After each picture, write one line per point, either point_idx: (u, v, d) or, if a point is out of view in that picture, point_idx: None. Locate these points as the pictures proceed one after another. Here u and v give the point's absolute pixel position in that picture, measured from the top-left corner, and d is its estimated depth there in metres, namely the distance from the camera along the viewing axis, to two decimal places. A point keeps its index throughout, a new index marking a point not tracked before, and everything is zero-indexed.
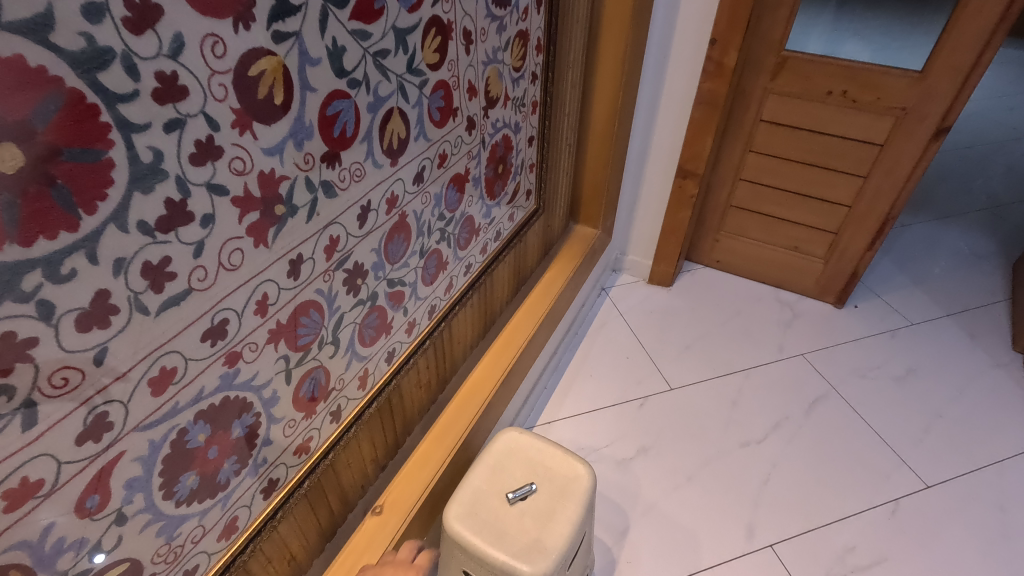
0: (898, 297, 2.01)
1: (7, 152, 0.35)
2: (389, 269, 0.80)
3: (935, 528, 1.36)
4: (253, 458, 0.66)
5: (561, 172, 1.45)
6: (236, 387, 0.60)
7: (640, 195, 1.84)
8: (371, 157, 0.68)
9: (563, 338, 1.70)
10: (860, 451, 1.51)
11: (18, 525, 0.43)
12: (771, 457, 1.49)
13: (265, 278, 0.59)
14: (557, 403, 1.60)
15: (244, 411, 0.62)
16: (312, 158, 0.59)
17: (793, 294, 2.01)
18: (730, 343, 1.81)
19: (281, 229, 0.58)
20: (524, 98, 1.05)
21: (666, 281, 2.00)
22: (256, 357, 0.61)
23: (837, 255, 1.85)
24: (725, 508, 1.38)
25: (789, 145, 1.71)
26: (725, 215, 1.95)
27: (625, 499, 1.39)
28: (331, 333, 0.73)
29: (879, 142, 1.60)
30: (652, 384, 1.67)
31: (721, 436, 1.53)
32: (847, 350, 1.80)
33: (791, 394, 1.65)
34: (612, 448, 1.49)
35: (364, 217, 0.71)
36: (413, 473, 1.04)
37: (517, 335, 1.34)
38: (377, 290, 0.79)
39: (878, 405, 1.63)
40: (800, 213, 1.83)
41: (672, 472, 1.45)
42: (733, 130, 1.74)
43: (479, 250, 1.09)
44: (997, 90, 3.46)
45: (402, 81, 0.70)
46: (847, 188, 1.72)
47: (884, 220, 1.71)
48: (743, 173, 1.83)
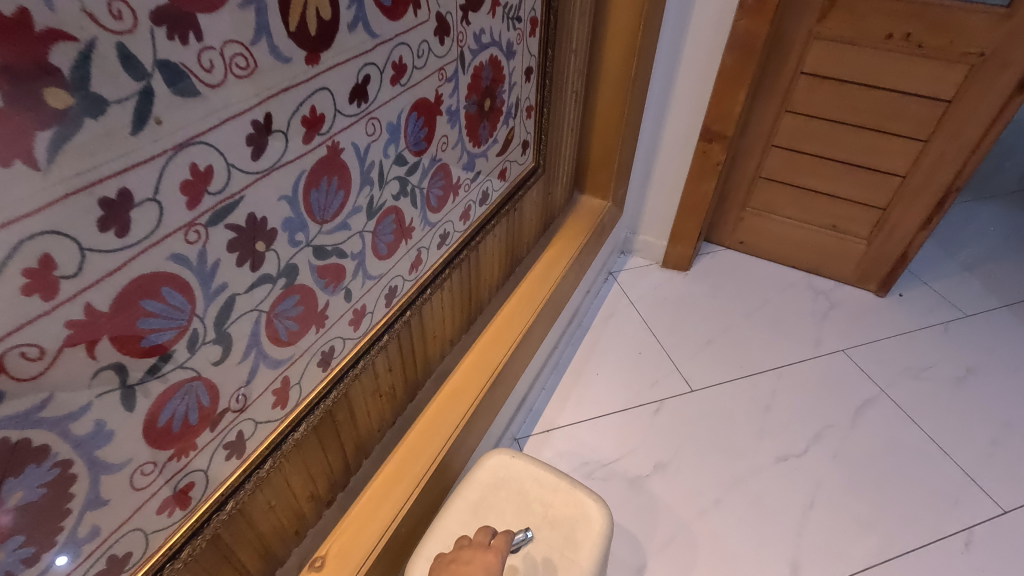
0: (947, 284, 1.76)
1: None
2: (314, 231, 0.54)
3: (1018, 565, 1.12)
4: (65, 531, 0.41)
5: (566, 126, 1.18)
6: (3, 423, 0.34)
7: (655, 163, 1.57)
8: (266, 39, 0.42)
9: (566, 331, 1.44)
10: (920, 468, 1.27)
11: None
12: (815, 475, 1.24)
13: (45, 230, 0.33)
14: (557, 408, 1.34)
15: (32, 465, 0.36)
16: (130, 13, 0.33)
17: (828, 280, 1.75)
18: (759, 337, 1.56)
19: (69, 140, 0.32)
20: (518, 10, 0.78)
21: (682, 265, 1.74)
22: (40, 369, 0.35)
23: (883, 235, 1.59)
24: (763, 539, 1.14)
25: (834, 103, 1.44)
26: (752, 188, 1.68)
27: (640, 527, 1.14)
28: (214, 327, 0.46)
29: (946, 98, 1.33)
30: (670, 385, 1.41)
31: (754, 449, 1.28)
32: (895, 345, 1.55)
33: (832, 397, 1.40)
34: (624, 464, 1.24)
35: (258, 142, 0.44)
36: (368, 512, 0.79)
37: (511, 326, 1.08)
38: (296, 262, 0.53)
39: (936, 412, 1.38)
40: (843, 185, 1.57)
41: (696, 493, 1.20)
42: (769, 85, 1.47)
43: (459, 216, 0.82)
44: None
45: None
46: (902, 155, 1.45)
47: (944, 194, 1.45)
48: (777, 138, 1.56)
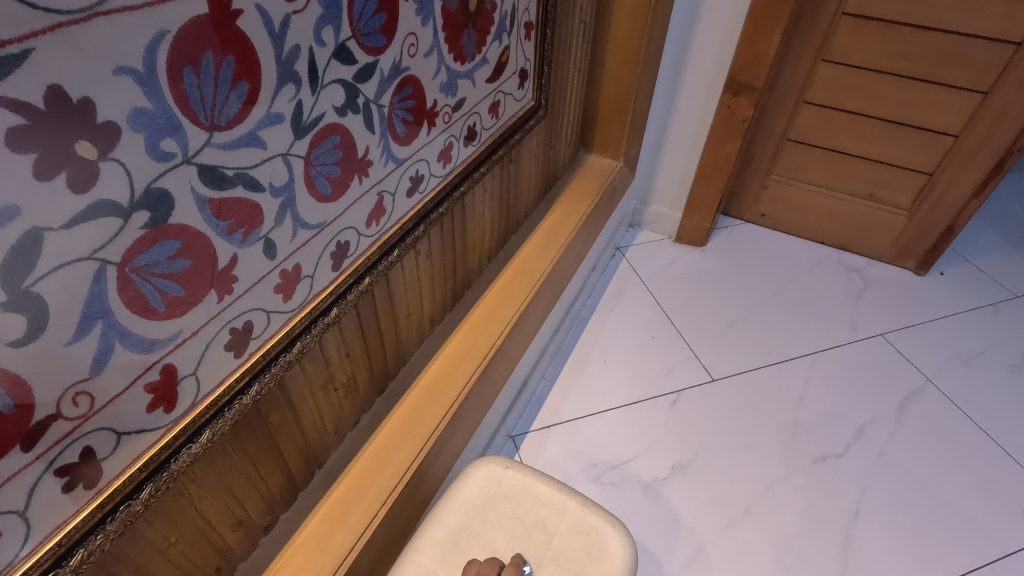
0: (992, 262, 1.58)
1: None
2: (198, 141, 0.35)
3: None
4: None
5: (572, 65, 0.98)
6: None
7: (671, 120, 1.38)
8: None
9: (569, 311, 1.26)
10: (977, 470, 1.10)
11: None
12: (859, 478, 1.07)
13: None
14: (558, 400, 1.16)
15: None
16: None
17: (860, 257, 1.56)
18: (787, 319, 1.38)
19: None
20: None
21: (698, 239, 1.55)
22: None
23: (928, 204, 1.40)
24: (801, 554, 0.97)
25: (881, 49, 1.25)
26: (779, 152, 1.49)
27: (658, 541, 0.97)
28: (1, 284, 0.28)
29: (1016, 39, 1.14)
30: (688, 373, 1.23)
31: (788, 448, 1.11)
32: (939, 329, 1.38)
33: (872, 388, 1.22)
34: (637, 465, 1.07)
35: None
36: (319, 539, 0.61)
37: (505, 302, 0.90)
38: (169, 189, 0.34)
39: (992, 405, 1.21)
40: (884, 146, 1.38)
41: (723, 500, 1.03)
42: (805, 28, 1.27)
43: (437, 156, 0.63)
44: None
45: None
46: (957, 109, 1.26)
47: (1004, 155, 1.27)
48: (811, 92, 1.37)
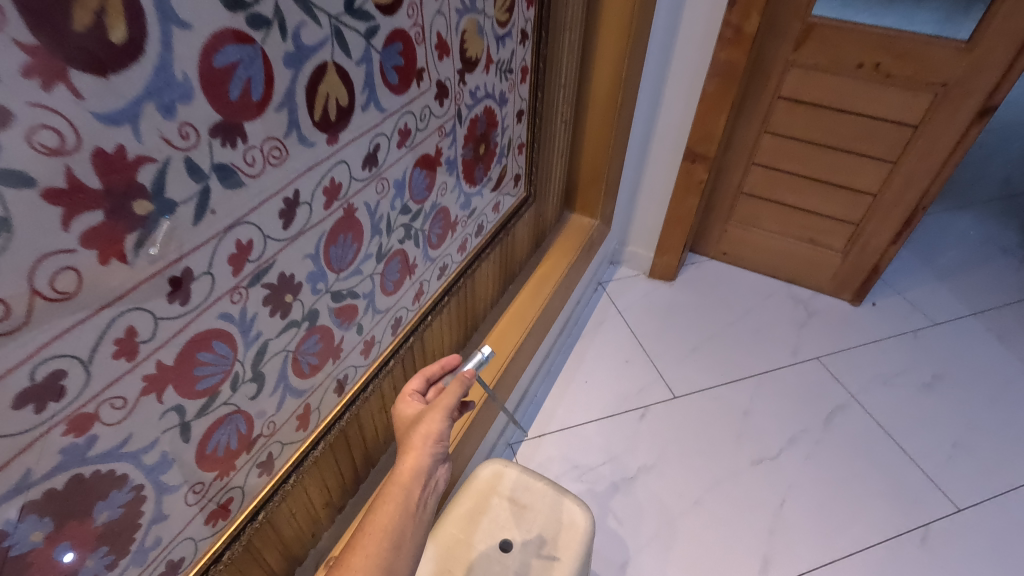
0: (919, 293, 1.85)
1: None
2: (333, 279, 0.62)
3: (972, 558, 1.22)
4: (136, 543, 0.49)
5: (555, 152, 1.26)
6: (94, 461, 0.42)
7: (642, 179, 1.65)
8: (294, 131, 0.49)
9: (557, 340, 1.53)
10: (884, 468, 1.36)
11: None
12: (788, 477, 1.33)
13: (130, 306, 0.41)
14: (548, 415, 1.43)
15: (115, 488, 0.45)
16: (193, 132, 0.40)
17: (806, 290, 1.84)
18: (739, 344, 1.65)
19: (148, 236, 0.40)
20: (512, 63, 0.86)
21: (669, 275, 1.82)
22: (124, 415, 0.43)
23: (858, 248, 1.68)
24: (735, 534, 1.23)
25: (811, 126, 1.53)
26: (735, 203, 1.77)
27: (624, 526, 1.23)
28: (252, 369, 0.55)
29: (913, 123, 1.42)
30: (655, 392, 1.50)
31: (732, 453, 1.37)
32: (867, 352, 1.64)
33: (806, 404, 1.49)
34: (611, 467, 1.33)
35: (289, 214, 0.52)
36: None
37: (503, 343, 1.17)
38: (318, 306, 0.61)
39: (904, 417, 1.48)
40: (819, 201, 1.66)
41: (678, 494, 1.29)
42: (749, 107, 1.55)
43: (457, 249, 0.91)
44: None
45: (339, 26, 0.50)
46: (874, 174, 1.54)
47: (913, 211, 1.54)
48: (758, 156, 1.64)
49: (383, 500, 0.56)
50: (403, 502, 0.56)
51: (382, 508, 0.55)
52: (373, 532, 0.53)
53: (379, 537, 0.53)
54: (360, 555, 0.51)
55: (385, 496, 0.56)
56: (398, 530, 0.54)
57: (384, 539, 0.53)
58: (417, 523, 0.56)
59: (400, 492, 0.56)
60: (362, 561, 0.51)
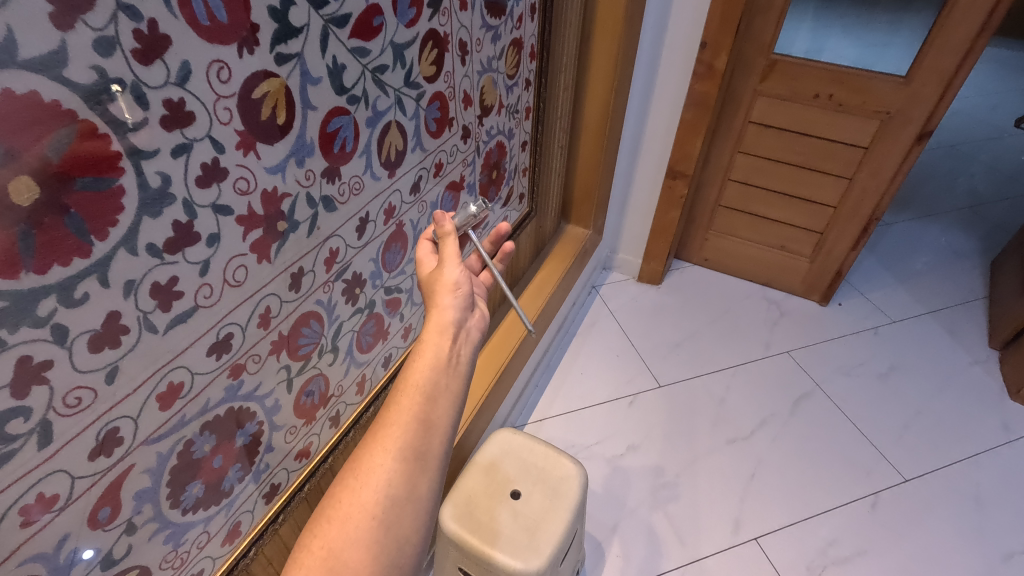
0: (881, 294, 2.05)
1: (24, 184, 0.36)
2: (386, 277, 0.82)
3: (914, 521, 1.41)
4: (256, 464, 0.69)
5: (553, 173, 1.47)
6: (240, 398, 0.62)
7: (630, 194, 1.86)
8: (370, 170, 0.70)
9: (555, 337, 1.73)
10: (842, 447, 1.55)
11: (34, 539, 0.45)
12: (758, 454, 1.53)
13: (269, 292, 0.60)
14: (548, 402, 1.63)
15: (248, 420, 0.64)
16: (312, 175, 0.60)
17: (779, 292, 2.04)
18: (717, 340, 1.84)
19: (283, 245, 0.60)
20: (517, 105, 1.09)
21: (656, 279, 2.01)
22: (259, 367, 0.63)
23: (823, 254, 1.88)
24: (710, 502, 1.42)
25: (777, 147, 1.74)
26: (714, 215, 1.98)
27: (614, 495, 1.42)
28: (331, 342, 0.75)
29: (864, 145, 1.63)
30: (642, 382, 1.69)
31: (710, 434, 1.57)
32: (832, 347, 1.84)
33: (776, 392, 1.69)
34: (603, 446, 1.53)
35: (362, 228, 0.72)
36: None
37: (508, 337, 1.37)
38: (375, 298, 0.81)
39: (861, 403, 1.67)
40: (788, 213, 1.87)
41: (661, 469, 1.48)
42: (723, 131, 1.76)
43: None
44: (998, 85, 3.38)
45: (400, 95, 0.71)
46: (833, 189, 1.75)
47: (868, 221, 1.75)
48: (733, 173, 1.85)
49: (414, 359, 0.53)
50: (432, 356, 0.54)
51: (414, 366, 0.53)
52: (408, 388, 0.51)
53: (413, 392, 0.51)
54: (397, 409, 0.50)
55: (415, 355, 0.54)
56: (433, 383, 0.52)
57: (419, 393, 0.51)
58: (455, 376, 0.53)
59: (430, 347, 0.54)
60: (401, 415, 0.49)
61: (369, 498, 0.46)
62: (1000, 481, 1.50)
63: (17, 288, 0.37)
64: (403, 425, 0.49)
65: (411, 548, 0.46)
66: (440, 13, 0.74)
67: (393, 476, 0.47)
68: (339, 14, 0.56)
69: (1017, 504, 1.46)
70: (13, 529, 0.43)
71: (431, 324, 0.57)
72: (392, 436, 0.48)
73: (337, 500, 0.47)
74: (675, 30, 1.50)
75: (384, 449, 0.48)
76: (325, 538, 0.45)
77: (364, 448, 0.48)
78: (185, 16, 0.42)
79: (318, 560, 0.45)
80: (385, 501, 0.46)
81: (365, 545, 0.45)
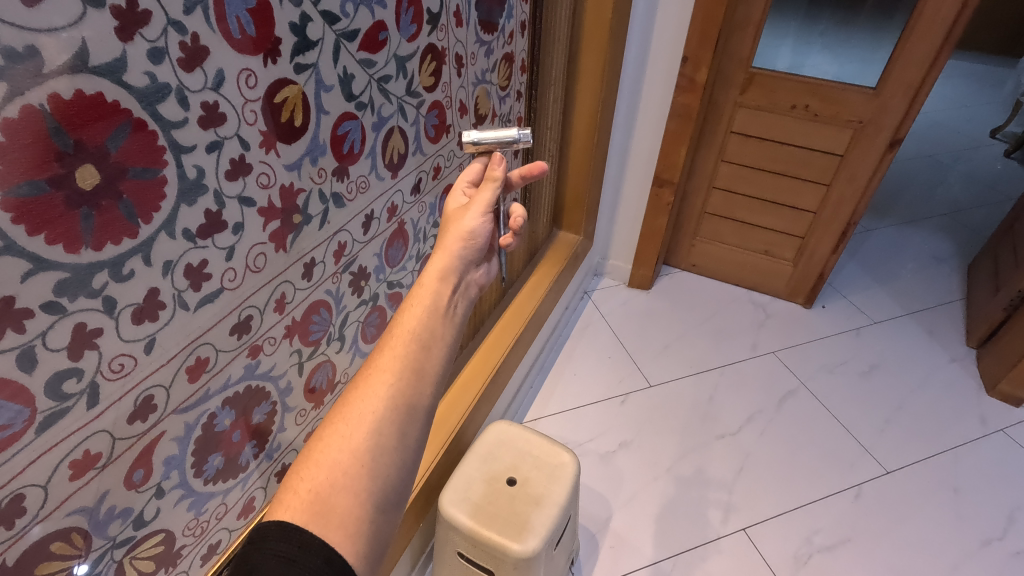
0: (862, 297, 2.12)
1: (87, 172, 0.42)
2: (389, 271, 0.89)
3: (897, 511, 1.46)
4: (269, 443, 0.74)
5: (544, 181, 1.55)
6: (257, 377, 0.67)
7: (619, 202, 1.93)
8: (374, 171, 0.76)
9: (547, 340, 1.79)
10: (826, 441, 1.61)
11: (79, 492, 0.50)
12: (745, 448, 1.58)
13: (284, 279, 0.66)
14: (543, 401, 1.68)
15: (262, 400, 0.70)
16: (324, 172, 0.66)
17: (765, 296, 2.11)
18: (706, 342, 1.91)
19: (298, 236, 0.66)
20: (509, 114, 1.17)
21: (646, 285, 2.08)
22: (274, 350, 0.68)
23: (805, 257, 1.96)
24: (701, 494, 1.47)
25: (758, 155, 1.82)
26: (700, 222, 2.05)
27: (607, 489, 1.47)
28: (338, 330, 0.80)
29: (839, 152, 1.72)
30: (633, 382, 1.75)
31: (699, 430, 1.62)
32: (816, 347, 1.91)
33: (762, 390, 1.75)
34: (596, 443, 1.58)
35: (368, 224, 0.79)
36: None
37: (503, 337, 1.43)
38: (378, 291, 0.88)
39: (845, 400, 1.73)
40: (770, 218, 1.94)
41: (653, 464, 1.53)
42: (706, 141, 1.85)
43: None
44: (973, 98, 3.51)
45: (402, 103, 0.78)
46: (813, 195, 1.83)
47: (846, 225, 1.83)
48: (717, 181, 1.93)
49: (408, 309, 0.59)
50: (427, 306, 0.59)
51: (407, 316, 0.58)
52: (400, 334, 0.57)
53: (406, 338, 0.57)
54: (390, 356, 0.55)
55: (408, 305, 0.59)
56: (424, 332, 0.58)
57: (411, 340, 0.57)
58: (445, 324, 0.60)
59: (427, 294, 0.61)
60: (393, 362, 0.55)
61: (357, 438, 0.51)
62: (977, 472, 1.56)
63: (77, 262, 0.43)
64: (394, 371, 0.54)
65: (395, 484, 0.52)
66: (438, 29, 0.81)
67: (383, 421, 0.52)
68: (348, 29, 0.63)
69: (994, 494, 1.52)
70: (63, 481, 0.48)
71: (430, 271, 0.63)
72: (383, 380, 0.54)
73: (325, 445, 0.51)
74: (658, 45, 1.59)
75: (376, 394, 0.53)
76: (312, 482, 0.50)
77: (355, 394, 0.53)
78: (221, 30, 0.49)
79: (304, 504, 0.49)
80: (374, 445, 0.51)
81: (350, 489, 0.50)
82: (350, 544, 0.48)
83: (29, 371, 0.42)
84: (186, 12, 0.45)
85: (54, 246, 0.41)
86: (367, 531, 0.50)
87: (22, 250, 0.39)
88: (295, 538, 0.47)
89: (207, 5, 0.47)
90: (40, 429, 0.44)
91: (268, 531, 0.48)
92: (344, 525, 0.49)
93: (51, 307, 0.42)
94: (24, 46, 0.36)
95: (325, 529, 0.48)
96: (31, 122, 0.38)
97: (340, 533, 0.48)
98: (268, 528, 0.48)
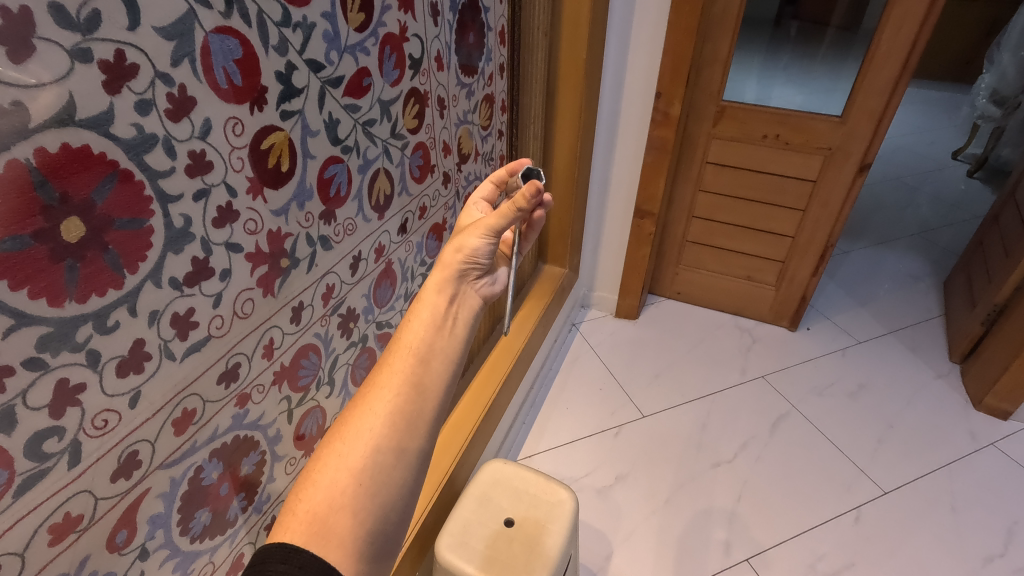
0: (845, 318, 2.15)
1: (72, 225, 0.42)
2: (377, 312, 0.89)
3: (899, 532, 1.45)
4: (258, 494, 0.72)
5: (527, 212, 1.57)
6: (245, 427, 0.65)
7: (603, 233, 1.96)
8: (361, 213, 0.77)
9: (538, 375, 1.78)
10: (822, 465, 1.60)
11: (57, 559, 0.47)
12: (743, 475, 1.57)
13: (272, 325, 0.65)
14: (536, 438, 1.65)
15: (251, 450, 0.68)
16: (311, 217, 0.66)
17: (751, 320, 2.13)
18: (695, 369, 1.91)
19: (285, 280, 0.65)
20: (491, 153, 1.20)
21: (632, 314, 2.08)
22: (262, 397, 0.67)
23: (787, 281, 1.99)
24: (702, 526, 1.45)
25: (735, 184, 1.87)
26: (681, 250, 2.08)
27: (606, 525, 1.44)
28: (328, 373, 0.79)
29: (812, 178, 1.77)
30: (626, 413, 1.73)
31: (696, 459, 1.61)
32: (805, 369, 1.92)
33: (755, 416, 1.74)
34: (592, 477, 1.55)
35: (355, 266, 0.79)
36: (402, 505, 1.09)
37: (494, 372, 1.42)
38: (367, 332, 0.87)
39: (837, 422, 1.74)
40: (751, 244, 1.98)
41: (650, 496, 1.51)
42: (683, 172, 1.90)
43: None
44: (933, 124, 3.67)
45: (387, 145, 0.79)
46: (788, 221, 1.88)
47: (824, 248, 1.87)
48: (696, 211, 1.98)
49: (407, 325, 0.58)
50: (427, 319, 0.58)
51: (406, 332, 0.57)
52: (400, 350, 0.56)
53: (405, 354, 0.56)
54: (389, 373, 0.55)
55: (408, 321, 0.58)
56: (424, 346, 0.56)
57: (410, 356, 0.56)
58: (446, 338, 0.58)
59: (426, 309, 0.59)
60: (393, 379, 0.54)
61: (353, 458, 0.51)
62: (973, 488, 1.57)
63: (60, 316, 0.42)
64: (394, 389, 0.54)
65: (395, 501, 0.51)
66: (420, 73, 0.83)
67: (382, 438, 0.51)
68: (333, 76, 0.65)
69: (991, 509, 1.52)
70: (42, 547, 0.45)
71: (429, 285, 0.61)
72: (382, 397, 0.53)
73: (323, 464, 0.51)
74: (632, 82, 1.65)
75: (374, 412, 0.52)
76: (310, 502, 0.49)
77: (353, 413, 0.53)
78: (208, 81, 0.50)
79: (303, 524, 0.48)
80: (373, 462, 0.51)
81: (349, 508, 0.49)
82: (350, 562, 0.48)
83: (8, 432, 0.41)
84: (174, 64, 0.46)
85: (37, 300, 0.40)
86: (366, 551, 0.49)
87: (5, 306, 0.38)
88: (296, 559, 0.46)
89: (195, 57, 0.48)
90: (18, 494, 0.42)
91: (269, 553, 0.47)
92: (345, 544, 0.48)
93: (32, 363, 0.41)
94: (9, 101, 0.36)
95: (324, 549, 0.47)
96: (15, 177, 0.37)
97: (340, 552, 0.48)
98: (269, 550, 0.47)
